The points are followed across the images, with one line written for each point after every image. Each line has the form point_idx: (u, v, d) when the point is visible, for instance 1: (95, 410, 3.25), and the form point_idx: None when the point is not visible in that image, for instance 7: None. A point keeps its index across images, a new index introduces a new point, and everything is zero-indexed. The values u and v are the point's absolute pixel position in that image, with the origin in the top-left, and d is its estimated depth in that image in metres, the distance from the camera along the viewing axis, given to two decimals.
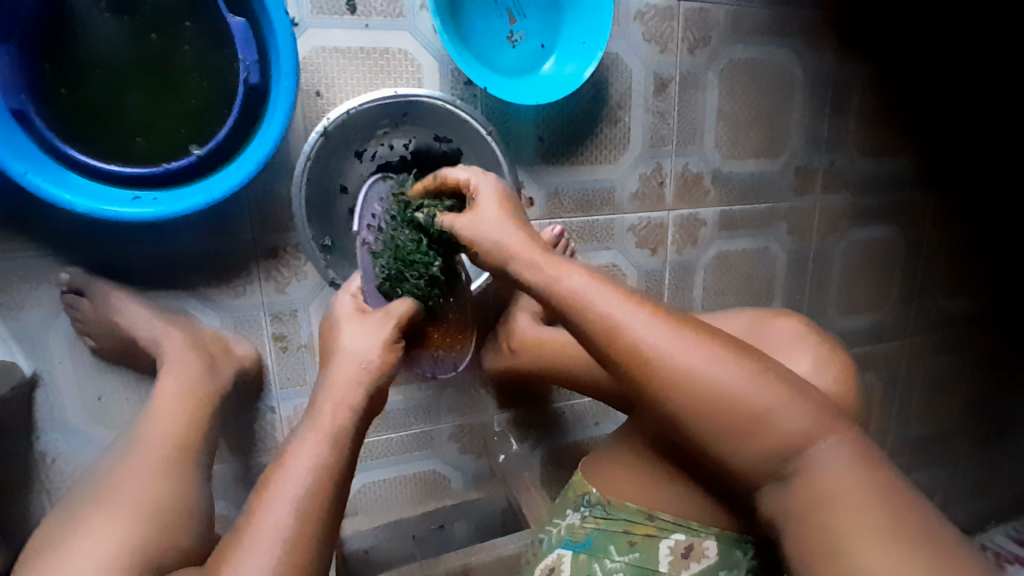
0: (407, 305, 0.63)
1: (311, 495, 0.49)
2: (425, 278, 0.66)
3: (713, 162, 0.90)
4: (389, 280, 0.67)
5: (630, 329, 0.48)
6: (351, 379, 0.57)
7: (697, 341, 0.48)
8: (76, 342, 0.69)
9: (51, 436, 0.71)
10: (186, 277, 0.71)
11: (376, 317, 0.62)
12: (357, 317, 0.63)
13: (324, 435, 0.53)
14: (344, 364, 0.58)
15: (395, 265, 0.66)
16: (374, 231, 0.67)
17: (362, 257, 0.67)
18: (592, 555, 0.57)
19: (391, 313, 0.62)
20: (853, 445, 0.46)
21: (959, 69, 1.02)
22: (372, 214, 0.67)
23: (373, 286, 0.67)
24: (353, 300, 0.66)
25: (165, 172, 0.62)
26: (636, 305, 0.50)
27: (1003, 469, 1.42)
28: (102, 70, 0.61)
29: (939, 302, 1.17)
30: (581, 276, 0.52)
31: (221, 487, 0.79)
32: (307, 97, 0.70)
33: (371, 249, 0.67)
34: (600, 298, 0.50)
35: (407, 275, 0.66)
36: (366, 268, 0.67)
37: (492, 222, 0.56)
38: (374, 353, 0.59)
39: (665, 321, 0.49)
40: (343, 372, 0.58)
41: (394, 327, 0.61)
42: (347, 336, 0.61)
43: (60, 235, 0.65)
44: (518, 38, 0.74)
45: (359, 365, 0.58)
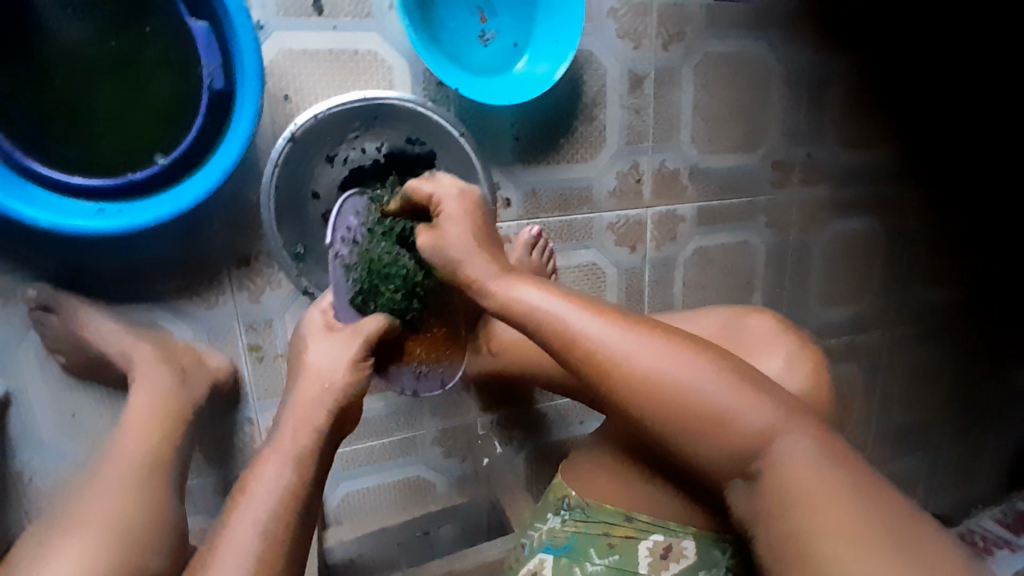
0: (378, 322, 0.63)
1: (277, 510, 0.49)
2: (400, 291, 0.67)
3: (691, 158, 0.90)
4: (363, 294, 0.67)
5: (594, 338, 0.50)
6: (315, 398, 0.57)
7: (659, 346, 0.49)
8: (46, 358, 0.67)
9: (25, 453, 0.69)
10: (156, 288, 0.69)
11: (344, 333, 0.61)
12: (325, 334, 0.63)
13: (286, 457, 0.53)
14: (309, 382, 0.58)
15: (370, 278, 0.67)
16: (349, 244, 0.67)
17: (334, 270, 0.66)
18: (573, 559, 0.56)
19: (360, 329, 0.62)
20: (829, 443, 0.46)
21: (932, 60, 1.02)
22: (347, 227, 0.67)
23: (345, 299, 0.67)
24: (322, 317, 0.66)
25: (130, 183, 0.60)
26: (597, 316, 0.51)
27: (984, 454, 1.44)
28: (61, 80, 0.58)
29: (918, 291, 1.18)
30: (540, 292, 0.54)
31: (198, 499, 0.77)
32: (276, 102, 0.68)
33: (345, 262, 0.66)
34: (564, 312, 0.52)
35: (382, 288, 0.67)
36: (338, 281, 0.67)
37: (455, 243, 0.59)
38: (339, 373, 0.58)
39: (627, 329, 0.50)
40: (308, 389, 0.58)
41: (361, 345, 0.61)
42: (312, 354, 0.61)
43: (25, 249, 0.63)
44: (490, 37, 0.73)
45: (323, 384, 0.58)
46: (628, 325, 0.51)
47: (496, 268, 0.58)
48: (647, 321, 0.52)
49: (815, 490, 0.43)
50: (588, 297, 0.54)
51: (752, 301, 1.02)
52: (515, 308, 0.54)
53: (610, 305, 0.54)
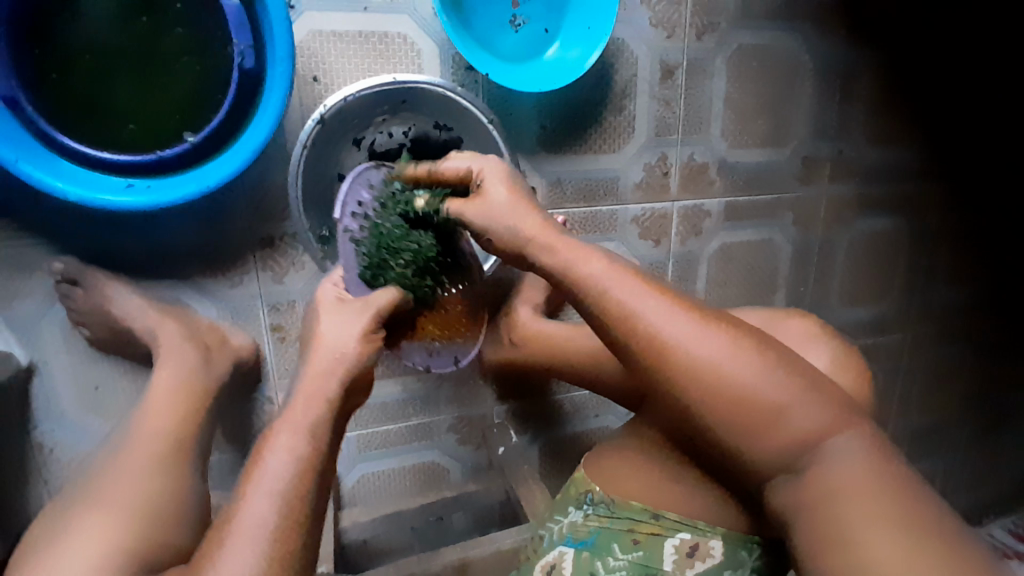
0: (389, 294, 0.62)
1: (301, 491, 0.49)
2: (411, 267, 0.64)
3: (719, 152, 0.88)
4: (372, 269, 0.65)
5: (637, 311, 0.49)
6: (326, 372, 0.56)
7: (702, 324, 0.48)
8: (71, 332, 0.68)
9: (47, 426, 0.70)
10: (181, 266, 0.69)
11: (355, 305, 0.60)
12: (335, 307, 0.61)
13: (299, 429, 0.52)
14: (321, 356, 0.57)
15: (379, 253, 0.64)
16: (359, 219, 0.65)
17: (344, 245, 0.64)
18: (594, 553, 0.57)
19: (371, 303, 0.61)
20: (868, 442, 0.45)
21: (971, 59, 0.99)
22: (359, 202, 0.65)
23: (354, 274, 0.65)
24: (333, 290, 0.63)
25: (160, 160, 0.60)
26: (648, 292, 0.50)
27: (1004, 461, 1.42)
28: (93, 55, 0.58)
29: (944, 294, 1.16)
30: (601, 260, 0.52)
31: (217, 475, 0.78)
32: (304, 83, 0.68)
33: (355, 238, 0.65)
34: (616, 283, 0.50)
35: (392, 264, 0.65)
36: (349, 256, 0.65)
37: (503, 204, 0.55)
38: (350, 344, 0.57)
39: (676, 304, 0.49)
40: (318, 364, 0.56)
41: (372, 317, 0.60)
42: (322, 326, 0.59)
43: (53, 223, 0.63)
44: (521, 22, 0.71)
45: (335, 356, 0.56)
46: (677, 300, 0.50)
47: (550, 231, 0.54)
48: (700, 303, 0.51)
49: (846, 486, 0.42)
50: (642, 270, 0.53)
51: (773, 299, 1.01)
52: (579, 287, 0.51)
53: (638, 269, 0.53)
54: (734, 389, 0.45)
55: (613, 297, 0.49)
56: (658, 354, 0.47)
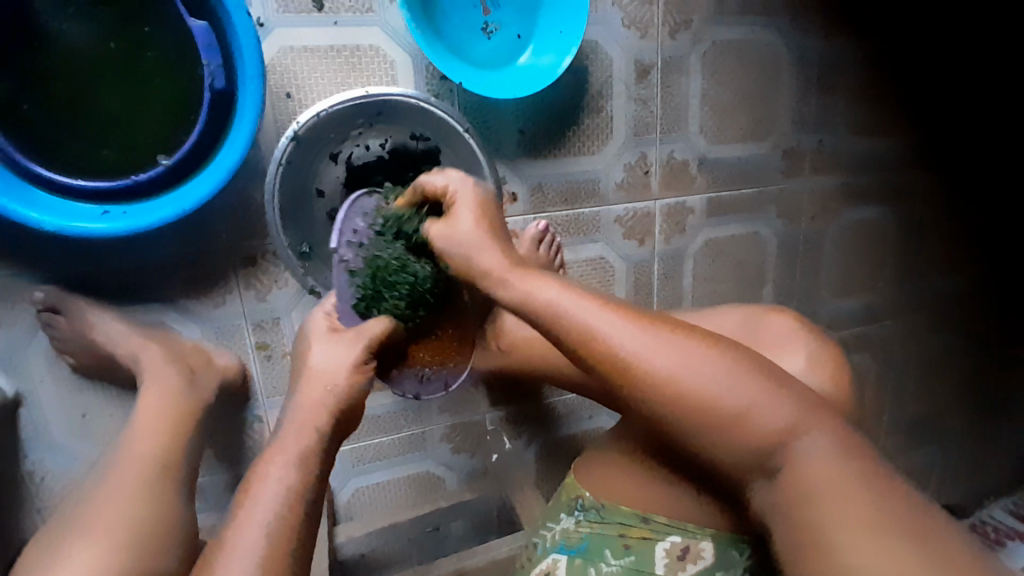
0: (383, 323, 0.61)
1: (287, 514, 0.48)
2: (405, 299, 0.64)
3: (700, 148, 0.88)
4: (366, 300, 0.65)
5: (601, 331, 0.49)
6: (318, 400, 0.55)
7: (673, 338, 0.48)
8: (55, 360, 0.67)
9: (37, 454, 0.69)
10: (163, 289, 0.69)
11: (348, 336, 0.60)
12: (328, 336, 0.61)
13: (291, 460, 0.51)
14: (312, 385, 0.56)
15: (373, 284, 0.64)
16: (354, 248, 0.66)
17: (339, 274, 0.65)
18: (587, 560, 0.56)
19: (364, 333, 0.60)
20: (851, 437, 0.45)
21: (947, 44, 1.00)
22: (354, 230, 0.66)
23: (347, 305, 0.65)
24: (325, 318, 0.64)
25: (134, 184, 0.60)
26: (610, 310, 0.50)
27: (1002, 443, 1.42)
28: (63, 81, 0.58)
29: (932, 279, 1.16)
30: (558, 286, 0.52)
31: (209, 496, 0.77)
32: (278, 99, 0.68)
33: (349, 268, 0.65)
34: (578, 306, 0.50)
35: (386, 296, 0.64)
36: (343, 287, 0.65)
37: (466, 232, 0.56)
38: (341, 375, 0.57)
39: (643, 324, 0.49)
40: (310, 393, 0.56)
41: (363, 349, 0.59)
42: (313, 355, 0.59)
43: (31, 252, 0.63)
44: (493, 29, 0.71)
45: (326, 387, 0.56)
46: (644, 321, 0.49)
47: (509, 261, 0.55)
48: (671, 320, 0.50)
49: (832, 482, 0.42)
50: (601, 294, 0.52)
51: (761, 292, 1.01)
52: (530, 309, 0.52)
53: (622, 302, 0.52)
54: (715, 389, 0.45)
55: (583, 321, 0.49)
56: (635, 355, 0.47)
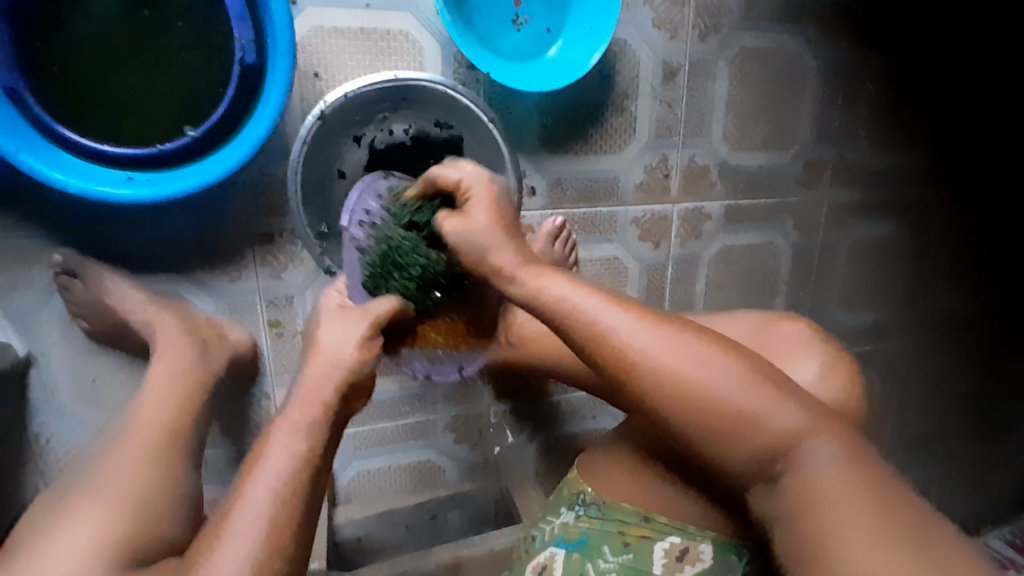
0: (390, 302, 0.60)
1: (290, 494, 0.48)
2: (414, 282, 0.63)
3: (721, 154, 0.88)
4: (374, 279, 0.64)
5: (609, 327, 0.48)
6: (325, 373, 0.54)
7: (683, 340, 0.48)
8: (69, 325, 0.68)
9: (45, 417, 0.70)
10: (180, 260, 0.69)
11: (354, 314, 0.58)
12: (337, 314, 0.59)
13: (297, 428, 0.51)
14: (319, 359, 0.55)
15: (383, 263, 0.64)
16: (366, 227, 0.66)
17: (350, 253, 0.66)
18: (585, 555, 0.56)
19: (371, 310, 0.59)
20: (856, 450, 0.45)
21: (977, 65, 0.99)
22: (365, 210, 0.66)
23: (358, 283, 0.65)
24: (335, 297, 0.63)
25: (160, 153, 0.60)
26: (619, 307, 0.50)
27: (1003, 471, 1.42)
28: (96, 46, 0.59)
29: (945, 301, 1.15)
30: (569, 284, 0.51)
31: (211, 469, 0.78)
32: (305, 79, 0.68)
33: (360, 247, 0.66)
34: (580, 299, 0.50)
35: (394, 276, 0.63)
36: (353, 266, 0.66)
37: (482, 227, 0.54)
38: (348, 350, 0.55)
39: (656, 325, 0.49)
40: (317, 367, 0.55)
41: (370, 326, 0.57)
42: (323, 331, 0.58)
43: (53, 215, 0.64)
44: (524, 21, 0.71)
45: (332, 361, 0.55)
46: (656, 319, 0.49)
47: (522, 259, 0.54)
48: (684, 322, 0.50)
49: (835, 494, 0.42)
50: (616, 292, 0.52)
51: (773, 303, 1.00)
52: (541, 308, 0.51)
53: (629, 297, 0.52)
54: (725, 393, 0.45)
55: (594, 316, 0.49)
56: (646, 354, 0.47)
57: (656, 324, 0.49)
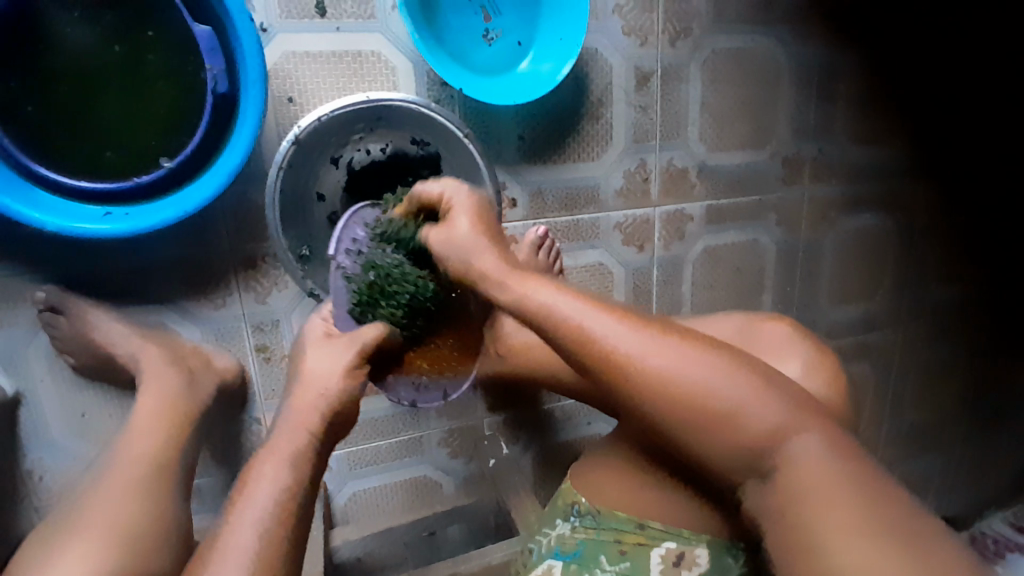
0: (377, 330, 0.61)
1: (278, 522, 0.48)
2: (402, 308, 0.65)
3: (699, 155, 0.89)
4: (361, 306, 0.65)
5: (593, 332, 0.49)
6: (311, 405, 0.56)
7: (668, 341, 0.48)
8: (55, 360, 0.68)
9: (35, 455, 0.70)
10: (163, 291, 0.69)
11: (341, 340, 0.60)
12: (324, 342, 0.61)
13: (283, 457, 0.52)
14: (305, 389, 0.57)
15: (371, 290, 0.65)
16: (353, 255, 0.66)
17: (335, 280, 0.66)
18: (582, 565, 0.56)
19: (359, 337, 0.60)
20: (843, 444, 0.45)
21: (947, 54, 1.00)
22: (353, 238, 0.67)
23: (344, 310, 0.66)
24: (322, 324, 0.64)
25: (135, 186, 0.60)
26: (602, 309, 0.50)
27: (1002, 454, 1.42)
28: (67, 85, 0.59)
29: (932, 288, 1.16)
30: (555, 289, 0.52)
31: (205, 498, 0.77)
32: (279, 104, 0.68)
33: (347, 274, 0.66)
34: (565, 304, 0.51)
35: (383, 303, 0.65)
36: (338, 292, 0.66)
37: (463, 236, 0.57)
38: (335, 379, 0.57)
39: (637, 325, 0.49)
40: (304, 395, 0.57)
41: (356, 353, 0.59)
42: (309, 359, 0.60)
43: (33, 253, 0.63)
44: (495, 35, 0.72)
45: (319, 391, 0.56)
46: (637, 322, 0.50)
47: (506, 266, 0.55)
48: (661, 322, 0.51)
49: (822, 489, 0.42)
50: (599, 298, 0.53)
51: (760, 299, 1.01)
52: (529, 312, 0.52)
53: (622, 305, 0.52)
54: (709, 394, 0.45)
55: (575, 323, 0.50)
56: (629, 354, 0.48)
57: (641, 327, 0.49)
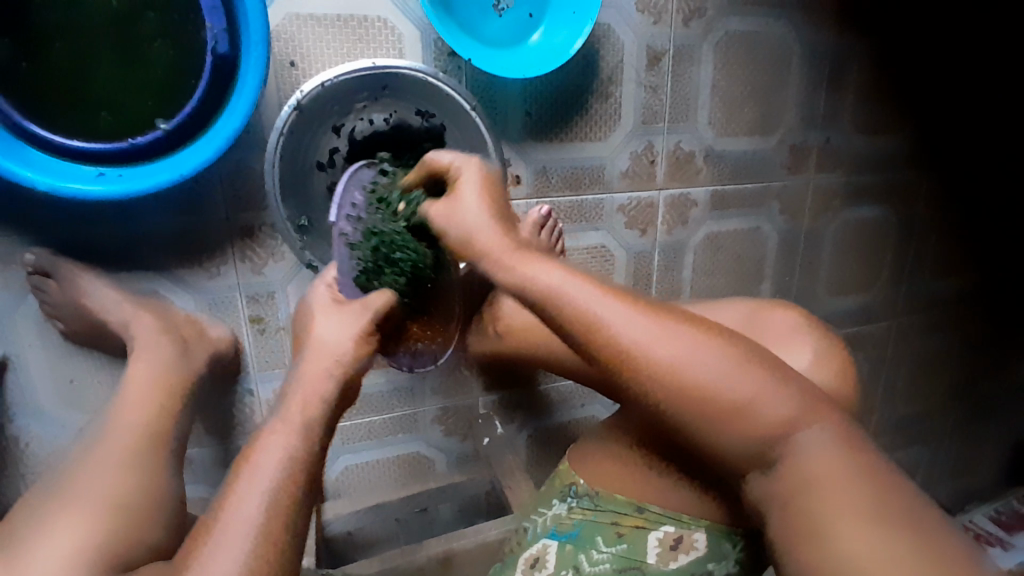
0: (384, 297, 0.61)
1: (276, 496, 0.46)
2: (405, 275, 0.64)
3: (706, 140, 0.88)
4: (366, 273, 0.64)
5: (603, 319, 0.48)
6: (323, 373, 0.55)
7: (673, 328, 0.47)
8: (45, 325, 0.66)
9: (24, 420, 0.68)
10: (156, 258, 0.67)
11: (352, 308, 0.59)
12: (333, 308, 0.60)
13: (294, 428, 0.50)
14: (317, 357, 0.56)
15: (373, 257, 0.64)
16: (353, 221, 0.65)
17: (338, 248, 0.64)
18: (578, 546, 0.56)
19: (367, 304, 0.60)
20: (846, 436, 0.45)
21: (958, 48, 0.99)
22: (353, 203, 0.65)
23: (348, 277, 0.65)
24: (328, 290, 0.63)
25: (130, 148, 0.58)
26: (614, 295, 0.49)
27: (985, 448, 1.44)
28: (61, 40, 0.56)
29: (928, 283, 1.16)
30: (559, 267, 0.52)
31: (197, 468, 0.77)
32: (281, 68, 0.66)
33: (349, 241, 0.65)
34: (578, 290, 0.49)
35: (386, 270, 0.64)
36: (343, 258, 0.65)
37: (468, 209, 0.56)
38: (346, 345, 0.57)
39: (645, 312, 0.48)
40: (316, 363, 0.56)
41: (370, 320, 0.59)
42: (318, 325, 0.59)
43: (23, 214, 0.61)
44: (505, 6, 0.70)
45: (330, 358, 0.56)
46: (646, 308, 0.49)
47: (509, 245, 0.54)
48: (669, 307, 0.50)
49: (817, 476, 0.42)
50: (603, 279, 0.52)
51: (759, 288, 1.01)
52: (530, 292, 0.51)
53: (619, 286, 0.51)
54: (716, 377, 0.45)
55: (581, 309, 0.48)
56: (637, 339, 0.47)
57: (643, 310, 0.48)
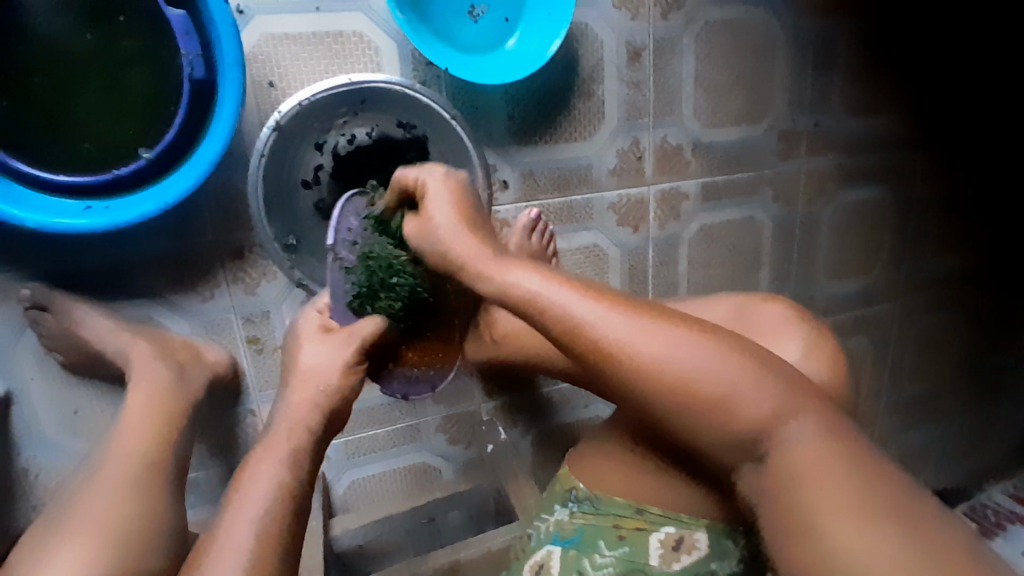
0: (374, 324, 0.61)
1: (267, 521, 0.47)
2: (401, 302, 0.64)
3: (694, 132, 0.87)
4: (360, 298, 0.65)
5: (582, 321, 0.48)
6: (306, 398, 0.56)
7: (663, 330, 0.47)
8: (44, 358, 0.67)
9: (28, 453, 0.69)
10: (149, 284, 0.68)
11: (339, 337, 0.60)
12: (319, 337, 0.61)
13: (278, 454, 0.51)
14: (303, 383, 0.57)
15: (369, 283, 0.64)
16: (349, 246, 0.65)
17: (334, 273, 0.65)
18: (581, 551, 0.56)
19: (354, 333, 0.60)
20: (839, 426, 0.44)
21: (946, 23, 0.98)
22: (349, 229, 0.65)
23: (342, 304, 0.65)
24: (318, 317, 0.65)
25: (113, 179, 0.58)
26: (593, 299, 0.49)
27: (1000, 425, 1.42)
28: (39, 78, 0.57)
29: (930, 261, 1.15)
30: (538, 275, 0.51)
31: (201, 491, 0.77)
32: (261, 89, 0.66)
33: (345, 266, 0.65)
34: (556, 292, 0.49)
35: (381, 295, 0.64)
36: (337, 285, 0.65)
37: (439, 221, 0.56)
38: (333, 374, 0.57)
39: (623, 311, 0.48)
40: (301, 392, 0.56)
41: (355, 350, 0.59)
42: (305, 353, 0.60)
43: (15, 250, 0.62)
44: (480, 12, 0.69)
45: (317, 384, 0.57)
46: (629, 309, 0.49)
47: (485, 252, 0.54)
48: (655, 306, 0.50)
49: (814, 469, 0.41)
50: (592, 284, 0.52)
51: (757, 277, 1.00)
52: (511, 301, 0.51)
53: (613, 289, 0.51)
54: (708, 374, 0.44)
55: (564, 312, 0.48)
56: (623, 330, 0.47)
57: (622, 311, 0.48)
